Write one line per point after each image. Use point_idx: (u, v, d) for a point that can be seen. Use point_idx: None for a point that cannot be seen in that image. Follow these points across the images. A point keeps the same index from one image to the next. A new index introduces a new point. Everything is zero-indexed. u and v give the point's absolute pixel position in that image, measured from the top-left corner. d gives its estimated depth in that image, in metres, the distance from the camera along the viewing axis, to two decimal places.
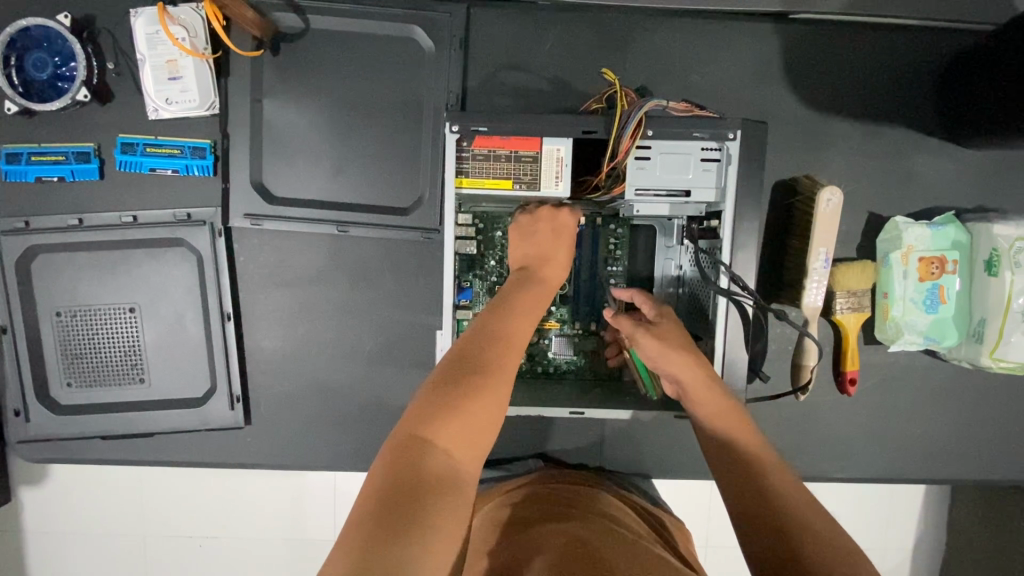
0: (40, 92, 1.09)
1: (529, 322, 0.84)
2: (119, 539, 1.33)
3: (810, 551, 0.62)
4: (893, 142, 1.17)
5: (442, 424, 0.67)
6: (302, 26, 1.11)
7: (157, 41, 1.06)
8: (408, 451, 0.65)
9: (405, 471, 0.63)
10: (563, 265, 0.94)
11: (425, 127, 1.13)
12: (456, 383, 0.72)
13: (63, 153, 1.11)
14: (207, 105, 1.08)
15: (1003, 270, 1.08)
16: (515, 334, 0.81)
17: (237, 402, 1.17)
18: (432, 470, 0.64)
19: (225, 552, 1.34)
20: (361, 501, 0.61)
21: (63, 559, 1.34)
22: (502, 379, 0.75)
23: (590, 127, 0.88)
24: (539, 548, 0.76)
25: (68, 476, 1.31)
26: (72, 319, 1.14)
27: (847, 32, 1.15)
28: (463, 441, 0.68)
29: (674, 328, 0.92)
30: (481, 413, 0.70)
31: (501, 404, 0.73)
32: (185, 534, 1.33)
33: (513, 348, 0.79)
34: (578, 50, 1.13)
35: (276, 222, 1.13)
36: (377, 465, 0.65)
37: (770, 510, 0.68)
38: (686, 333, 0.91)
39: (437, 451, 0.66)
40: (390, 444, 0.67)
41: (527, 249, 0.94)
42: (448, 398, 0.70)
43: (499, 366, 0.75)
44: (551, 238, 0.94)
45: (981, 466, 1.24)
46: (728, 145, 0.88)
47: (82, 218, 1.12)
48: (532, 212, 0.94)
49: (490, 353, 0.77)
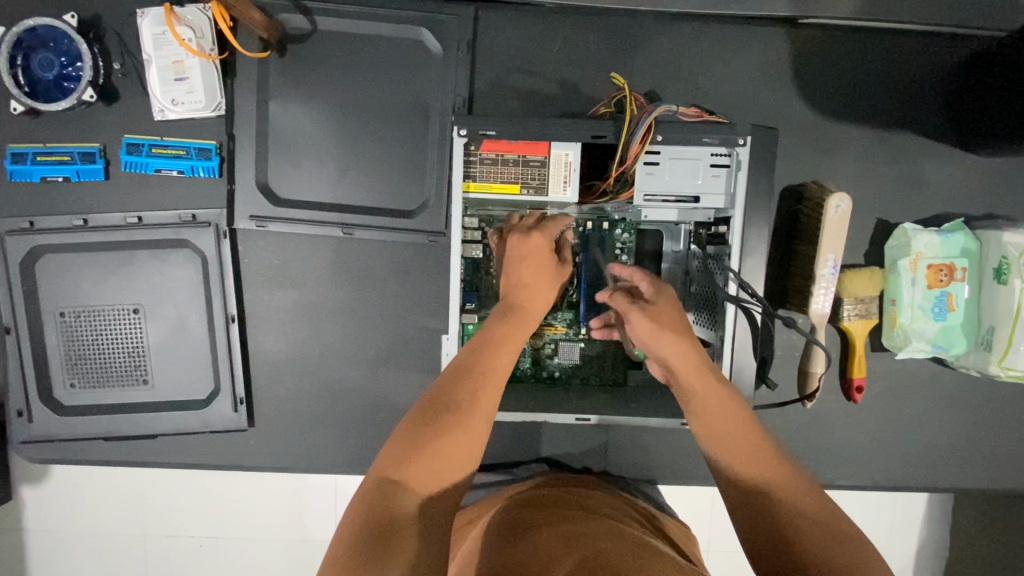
0: (46, 92, 1.08)
1: (511, 351, 0.85)
2: (121, 540, 1.33)
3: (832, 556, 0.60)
4: (902, 148, 1.17)
5: (416, 465, 0.68)
6: (309, 27, 1.10)
7: (164, 41, 1.06)
8: (382, 489, 0.65)
9: (380, 508, 0.62)
10: (547, 295, 0.93)
11: (431, 130, 1.12)
12: (433, 420, 0.73)
13: (69, 153, 1.11)
14: (213, 106, 1.08)
15: (1013, 278, 1.07)
16: (497, 368, 0.82)
17: (241, 404, 1.16)
18: (407, 507, 0.64)
19: (228, 552, 1.33)
20: (336, 539, 0.59)
21: (65, 558, 1.34)
22: (479, 414, 0.77)
23: (600, 132, 0.88)
24: (550, 548, 0.76)
25: (72, 476, 1.31)
26: (75, 320, 1.14)
27: (857, 38, 1.14)
28: (438, 476, 0.69)
29: (673, 313, 0.88)
30: (457, 449, 0.72)
31: (479, 438, 0.76)
32: (188, 535, 1.33)
33: (492, 383, 0.80)
34: (586, 53, 1.13)
35: (281, 224, 1.12)
36: (353, 504, 0.63)
37: (781, 512, 0.67)
38: (683, 320, 0.88)
39: (410, 489, 0.66)
40: (365, 482, 0.66)
41: (510, 279, 0.93)
42: (423, 437, 0.71)
43: (477, 399, 0.78)
44: (534, 267, 0.92)
45: (989, 474, 1.23)
46: (738, 151, 0.87)
47: (88, 218, 1.12)
48: (515, 242, 0.92)
49: (468, 388, 0.78)
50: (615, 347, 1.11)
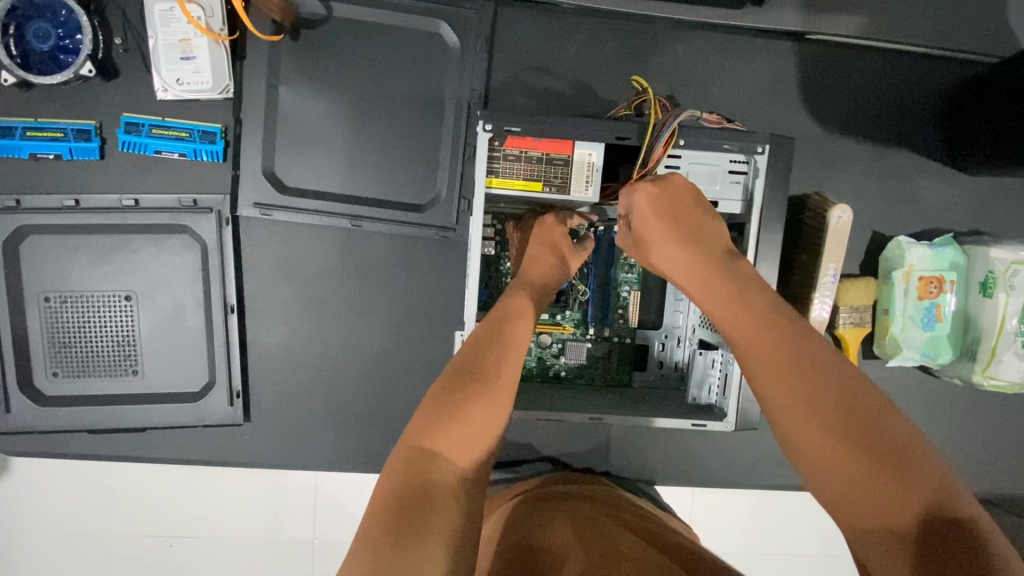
0: (39, 64, 1.03)
1: (529, 321, 0.85)
2: (85, 540, 1.23)
3: (877, 485, 0.53)
4: (897, 165, 1.22)
5: (446, 433, 0.70)
6: (325, 12, 1.07)
7: (171, 18, 1.02)
8: (414, 462, 0.67)
9: (412, 479, 0.65)
10: (563, 276, 0.97)
11: (445, 123, 1.11)
12: (459, 388, 0.74)
13: (62, 130, 1.05)
14: (220, 88, 1.04)
15: (998, 291, 1.13)
16: (517, 338, 0.82)
17: (237, 398, 1.13)
18: (440, 483, 0.66)
19: (199, 555, 1.24)
20: (371, 510, 0.64)
21: (20, 560, 1.23)
22: (506, 381, 0.77)
23: (623, 134, 0.89)
24: (564, 551, 0.75)
25: (35, 471, 1.21)
26: (62, 305, 1.08)
27: (860, 55, 1.19)
28: (467, 449, 0.70)
29: (680, 202, 0.82)
30: (485, 417, 0.73)
31: (505, 410, 0.76)
32: (156, 533, 1.23)
33: (516, 352, 0.81)
34: (602, 55, 1.13)
35: (286, 213, 1.09)
36: (384, 473, 0.68)
37: (826, 422, 0.56)
38: (675, 225, 0.80)
39: (444, 461, 0.68)
40: (397, 452, 0.70)
41: (530, 266, 0.94)
42: (450, 409, 0.71)
43: (500, 369, 0.77)
44: (555, 252, 0.96)
45: (968, 479, 1.29)
46: (756, 158, 0.89)
47: (79, 199, 1.06)
48: (540, 235, 0.96)
49: (492, 356, 0.79)
50: (621, 348, 1.14)
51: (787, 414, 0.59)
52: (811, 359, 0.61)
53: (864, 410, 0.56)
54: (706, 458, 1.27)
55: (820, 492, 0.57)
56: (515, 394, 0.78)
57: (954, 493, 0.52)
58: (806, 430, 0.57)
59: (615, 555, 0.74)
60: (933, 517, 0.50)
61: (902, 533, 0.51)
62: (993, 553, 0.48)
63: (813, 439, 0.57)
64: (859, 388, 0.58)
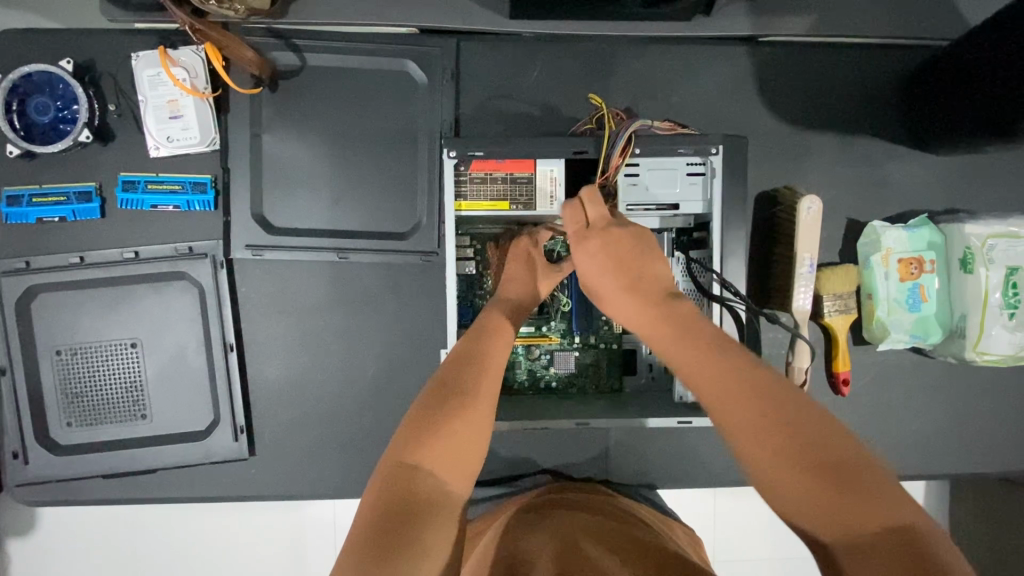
0: (42, 135, 1.12)
1: (506, 340, 0.88)
2: None
3: (830, 500, 0.55)
4: (863, 152, 1.24)
5: (427, 448, 0.72)
6: (299, 63, 1.15)
7: (158, 82, 1.10)
8: (398, 475, 0.70)
9: (397, 493, 0.68)
10: (544, 286, 1.00)
11: (420, 153, 1.17)
12: (440, 404, 0.77)
13: (65, 194, 1.13)
14: (207, 141, 1.12)
15: (977, 266, 1.13)
16: (495, 353, 0.85)
17: (242, 433, 1.16)
18: (423, 494, 0.69)
19: None
20: (357, 524, 0.66)
21: None
22: (485, 395, 0.80)
23: (581, 148, 0.94)
24: (536, 551, 0.79)
25: (58, 520, 1.26)
26: (72, 357, 1.14)
27: (813, 52, 1.23)
28: (451, 465, 0.73)
29: (623, 249, 0.85)
30: (464, 432, 0.75)
31: (485, 425, 0.78)
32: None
33: (493, 365, 0.84)
34: (563, 76, 1.19)
35: (276, 252, 1.15)
36: (371, 489, 0.70)
37: (784, 448, 0.59)
38: (620, 269, 0.84)
39: (427, 474, 0.71)
40: (383, 464, 0.73)
41: (508, 285, 0.98)
42: (432, 426, 0.74)
43: (478, 386, 0.80)
44: (529, 267, 1.00)
45: (978, 460, 1.27)
46: (711, 159, 0.94)
47: (83, 256, 1.13)
48: (517, 253, 1.01)
49: (472, 371, 0.82)
50: (609, 355, 1.16)
51: (751, 446, 0.61)
52: (768, 389, 0.63)
53: (820, 437, 0.58)
54: (707, 458, 1.27)
55: (783, 509, 0.59)
56: (494, 408, 0.80)
57: (904, 509, 0.54)
58: (768, 458, 0.59)
59: (580, 552, 0.77)
60: (887, 536, 0.53)
61: (860, 548, 0.53)
62: (947, 558, 0.51)
63: (776, 465, 0.59)
64: (807, 410, 0.61)
